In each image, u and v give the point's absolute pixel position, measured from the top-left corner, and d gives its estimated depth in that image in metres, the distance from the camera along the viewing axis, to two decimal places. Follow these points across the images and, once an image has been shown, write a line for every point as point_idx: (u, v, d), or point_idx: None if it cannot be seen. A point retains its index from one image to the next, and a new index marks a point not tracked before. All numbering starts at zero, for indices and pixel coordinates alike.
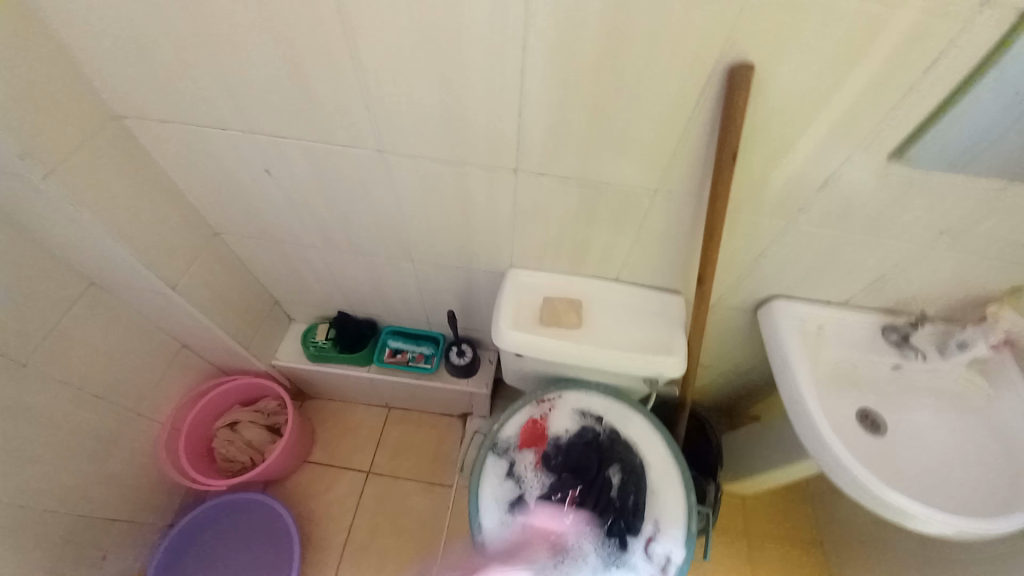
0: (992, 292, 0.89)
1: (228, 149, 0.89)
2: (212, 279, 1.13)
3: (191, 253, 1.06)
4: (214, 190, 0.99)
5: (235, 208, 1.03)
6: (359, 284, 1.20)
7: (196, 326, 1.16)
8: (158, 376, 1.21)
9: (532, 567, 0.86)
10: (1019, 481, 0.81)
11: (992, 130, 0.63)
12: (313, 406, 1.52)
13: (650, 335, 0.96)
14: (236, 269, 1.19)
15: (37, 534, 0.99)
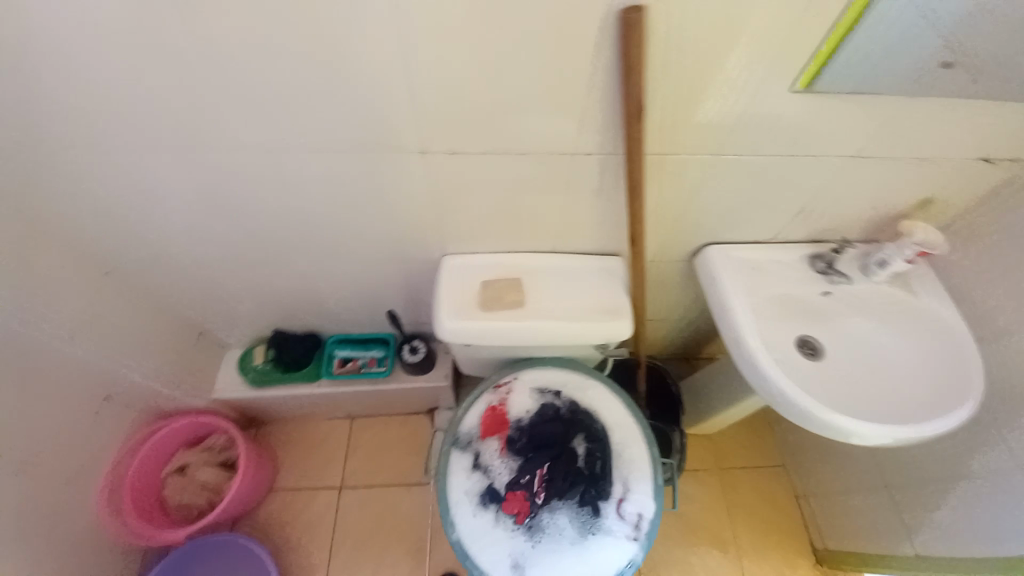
0: (903, 206, 0.93)
1: (102, 169, 0.78)
2: (123, 317, 1.03)
3: (85, 295, 0.94)
4: (97, 220, 0.87)
5: (129, 236, 0.92)
6: (291, 296, 1.12)
7: (120, 370, 1.06)
8: (91, 438, 1.03)
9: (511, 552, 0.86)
10: (949, 380, 0.89)
11: (891, 48, 0.65)
12: (269, 431, 1.44)
13: (593, 300, 0.95)
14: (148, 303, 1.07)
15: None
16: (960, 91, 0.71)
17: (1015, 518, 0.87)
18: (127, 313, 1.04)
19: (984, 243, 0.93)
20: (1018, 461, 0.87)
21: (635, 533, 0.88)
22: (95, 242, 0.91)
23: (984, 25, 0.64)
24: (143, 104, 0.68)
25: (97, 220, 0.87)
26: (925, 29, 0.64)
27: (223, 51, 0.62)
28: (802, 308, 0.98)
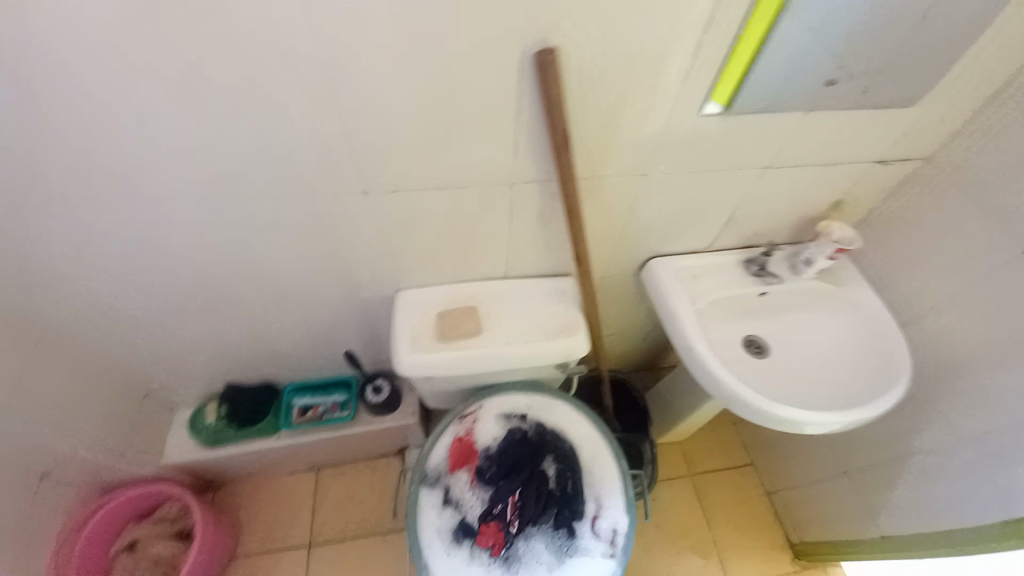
0: (818, 209, 1.02)
1: (25, 232, 0.74)
2: (58, 389, 0.95)
3: (28, 369, 0.88)
4: (33, 291, 0.83)
5: (59, 303, 0.87)
6: (242, 347, 1.08)
7: (55, 446, 0.97)
8: (30, 522, 0.94)
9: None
10: (882, 362, 0.96)
11: (797, 68, 0.72)
12: (228, 492, 1.35)
13: (548, 321, 0.97)
14: (90, 370, 1.02)
15: None
16: (848, 105, 0.80)
17: (965, 486, 0.93)
18: (63, 385, 0.96)
19: (891, 236, 1.02)
20: (955, 432, 0.94)
21: (612, 550, 0.87)
22: (23, 313, 0.85)
23: (873, 42, 0.71)
24: (70, 162, 0.67)
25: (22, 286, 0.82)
26: (825, 54, 0.71)
27: (153, 105, 0.62)
28: (743, 309, 1.06)
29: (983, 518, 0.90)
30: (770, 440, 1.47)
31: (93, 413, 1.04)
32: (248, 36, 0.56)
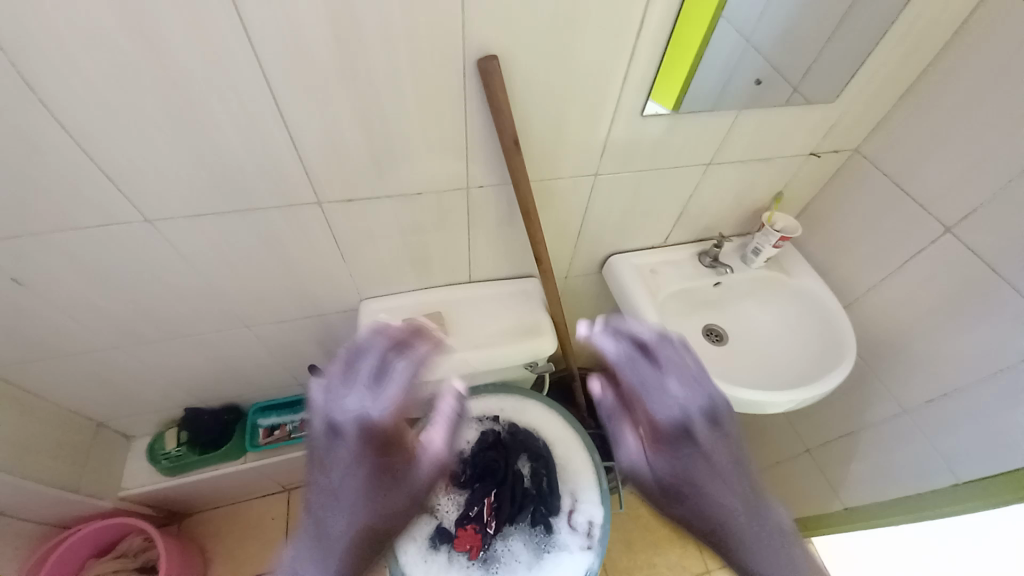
0: (761, 201, 1.08)
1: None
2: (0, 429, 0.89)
3: None
4: None
5: None
6: (200, 369, 1.05)
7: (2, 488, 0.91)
8: None
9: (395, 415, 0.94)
10: (828, 342, 1.02)
11: (726, 74, 0.83)
12: (196, 520, 1.31)
13: (514, 322, 0.99)
14: (34, 404, 0.96)
15: None
16: (780, 103, 0.87)
17: (916, 451, 0.99)
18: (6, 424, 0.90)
19: (828, 223, 1.09)
20: (900, 403, 1.01)
21: (589, 542, 0.87)
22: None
23: (779, 53, 0.87)
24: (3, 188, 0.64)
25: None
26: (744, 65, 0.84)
27: (91, 125, 0.60)
28: (700, 299, 1.11)
29: (932, 483, 0.98)
30: None
31: (40, 448, 0.97)
32: (190, 51, 0.56)
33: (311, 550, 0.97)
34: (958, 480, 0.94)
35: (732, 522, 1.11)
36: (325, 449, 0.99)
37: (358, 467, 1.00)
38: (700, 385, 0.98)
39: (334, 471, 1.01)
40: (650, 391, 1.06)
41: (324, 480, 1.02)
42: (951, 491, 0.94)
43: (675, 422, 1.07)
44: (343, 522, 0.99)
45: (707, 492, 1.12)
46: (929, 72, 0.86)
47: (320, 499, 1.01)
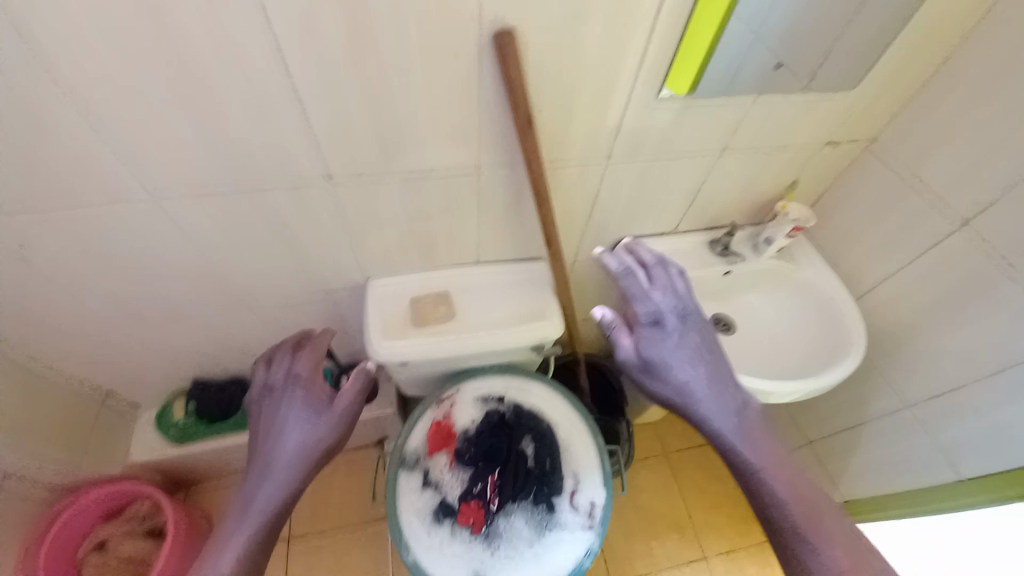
0: (774, 192, 1.06)
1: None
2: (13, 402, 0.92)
3: None
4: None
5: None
6: (205, 345, 1.06)
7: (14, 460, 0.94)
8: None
9: (309, 373, 0.85)
10: (833, 334, 1.02)
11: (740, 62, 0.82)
12: (205, 491, 1.34)
13: (520, 306, 0.99)
14: (39, 380, 0.96)
15: None
16: (796, 93, 0.85)
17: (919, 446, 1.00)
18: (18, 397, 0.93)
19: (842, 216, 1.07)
20: (906, 399, 1.01)
21: (590, 522, 0.88)
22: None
23: (797, 39, 0.85)
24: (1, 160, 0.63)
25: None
26: (761, 50, 0.82)
27: (97, 98, 0.59)
28: (707, 289, 1.11)
29: (931, 479, 0.99)
30: None
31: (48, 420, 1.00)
32: (195, 24, 0.54)
33: (252, 500, 0.76)
34: (956, 475, 0.94)
35: (734, 450, 0.75)
36: (268, 379, 0.84)
37: (297, 378, 0.84)
38: (678, 294, 0.85)
39: (276, 398, 0.83)
40: (620, 325, 0.83)
41: (270, 422, 0.81)
42: (953, 486, 0.95)
43: (652, 321, 0.83)
44: (293, 441, 0.79)
45: (690, 407, 0.79)
46: (949, 62, 0.83)
47: (262, 434, 0.81)
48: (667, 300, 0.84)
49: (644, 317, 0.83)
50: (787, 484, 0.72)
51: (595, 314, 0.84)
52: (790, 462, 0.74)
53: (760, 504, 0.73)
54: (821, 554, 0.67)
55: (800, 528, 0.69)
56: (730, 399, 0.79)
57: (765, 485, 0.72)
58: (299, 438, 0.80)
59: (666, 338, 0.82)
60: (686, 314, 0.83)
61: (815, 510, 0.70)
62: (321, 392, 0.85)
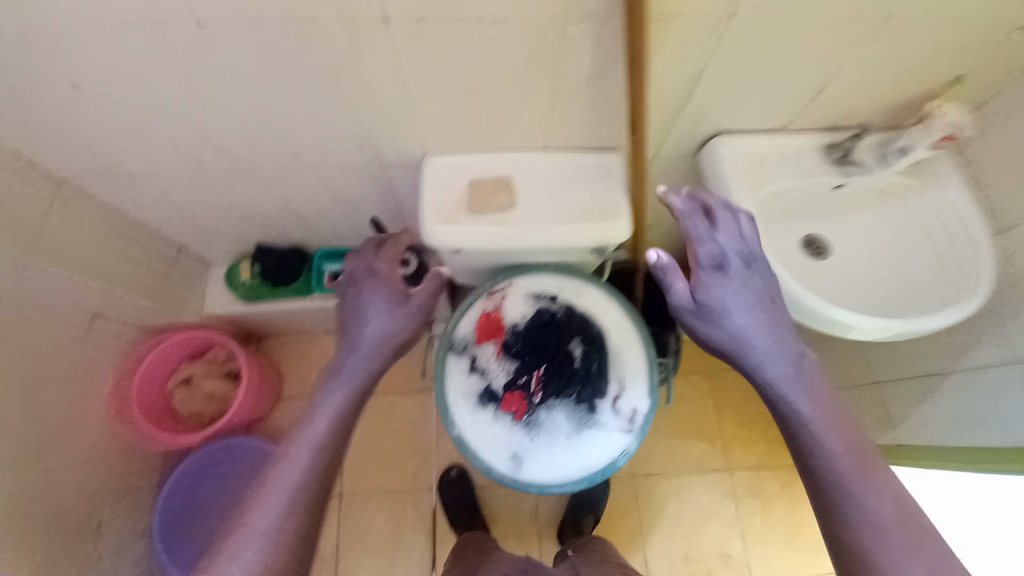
0: (931, 86, 0.84)
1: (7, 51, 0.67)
2: (55, 240, 0.92)
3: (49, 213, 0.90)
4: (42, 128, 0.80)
5: (73, 147, 0.85)
6: (267, 207, 1.07)
7: (69, 303, 0.97)
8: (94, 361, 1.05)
9: (391, 268, 0.87)
10: (952, 273, 0.87)
11: None
12: (273, 345, 1.47)
13: (588, 201, 0.89)
14: (118, 226, 1.04)
15: (40, 531, 0.91)
16: None
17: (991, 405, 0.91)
18: (59, 235, 0.93)
19: (1014, 128, 0.84)
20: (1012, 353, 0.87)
21: (630, 427, 0.88)
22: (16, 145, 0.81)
23: None
24: None
25: (20, 118, 0.77)
26: None
27: None
28: (806, 203, 0.96)
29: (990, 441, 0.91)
30: None
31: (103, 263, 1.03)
32: None
33: (339, 370, 0.76)
34: None
35: (784, 402, 0.66)
36: (353, 271, 0.87)
37: (377, 271, 0.85)
38: (742, 236, 0.76)
39: (358, 288, 0.84)
40: (676, 269, 0.75)
41: (353, 307, 0.83)
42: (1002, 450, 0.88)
43: (713, 264, 0.74)
44: (374, 328, 0.80)
45: (739, 351, 0.71)
46: None
47: (347, 318, 0.82)
48: (729, 238, 0.75)
49: (703, 261, 0.74)
50: (838, 437, 0.61)
51: (648, 256, 0.75)
52: (842, 417, 0.64)
53: (804, 460, 0.62)
54: (874, 516, 0.56)
55: (848, 483, 0.58)
56: (782, 348, 0.70)
57: (814, 436, 0.62)
58: (380, 325, 0.80)
59: (727, 282, 0.73)
60: (747, 260, 0.75)
61: (872, 469, 0.59)
62: (397, 284, 0.84)
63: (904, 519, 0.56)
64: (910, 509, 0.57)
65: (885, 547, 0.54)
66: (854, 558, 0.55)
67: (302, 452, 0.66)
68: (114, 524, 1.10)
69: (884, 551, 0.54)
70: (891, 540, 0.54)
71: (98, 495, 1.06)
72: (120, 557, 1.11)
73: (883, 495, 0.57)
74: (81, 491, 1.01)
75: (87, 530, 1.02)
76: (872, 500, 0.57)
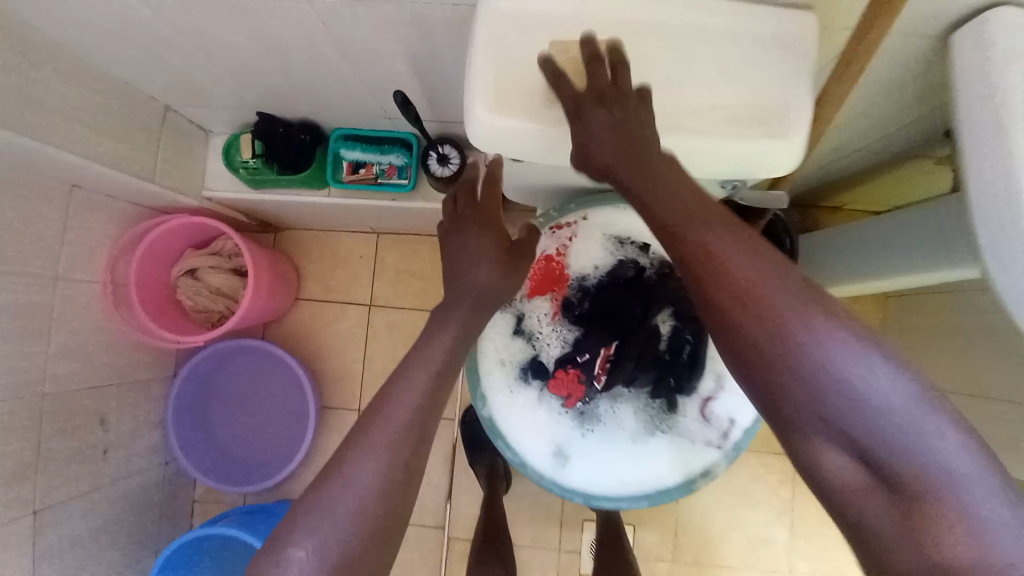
0: None
1: None
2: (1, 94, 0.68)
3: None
4: None
5: None
6: (263, 66, 0.78)
7: (12, 174, 0.79)
8: (68, 246, 0.91)
9: (495, 212, 0.65)
10: None
11: None
12: (292, 239, 1.28)
13: (750, 98, 0.54)
14: (87, 81, 0.81)
15: (24, 422, 0.86)
16: None
17: None
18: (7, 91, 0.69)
19: None
20: None
21: (721, 442, 0.66)
22: None
23: None
24: None
25: None
26: None
27: None
28: None
29: None
30: None
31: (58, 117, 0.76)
32: None
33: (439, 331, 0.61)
34: None
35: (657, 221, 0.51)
36: (457, 215, 0.66)
37: (481, 216, 0.65)
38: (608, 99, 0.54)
39: (458, 235, 0.64)
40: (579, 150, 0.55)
41: (457, 262, 0.64)
42: None
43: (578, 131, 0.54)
44: (477, 285, 0.63)
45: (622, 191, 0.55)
46: None
47: (453, 275, 0.64)
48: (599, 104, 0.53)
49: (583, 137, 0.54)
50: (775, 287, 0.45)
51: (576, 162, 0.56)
52: (758, 248, 0.48)
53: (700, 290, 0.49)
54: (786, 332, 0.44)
55: (810, 344, 0.43)
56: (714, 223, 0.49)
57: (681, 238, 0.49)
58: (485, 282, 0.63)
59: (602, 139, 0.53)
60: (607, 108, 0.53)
61: (817, 299, 0.44)
62: (498, 236, 0.65)
63: (863, 338, 0.42)
64: (862, 330, 0.44)
65: (878, 400, 0.40)
66: (857, 434, 0.41)
67: (403, 414, 0.54)
68: (116, 413, 1.06)
69: (879, 405, 0.40)
70: (889, 391, 0.40)
71: (99, 389, 1.01)
72: (132, 445, 1.10)
73: (841, 329, 0.43)
74: (77, 387, 0.96)
75: (87, 423, 0.99)
76: (837, 349, 0.42)
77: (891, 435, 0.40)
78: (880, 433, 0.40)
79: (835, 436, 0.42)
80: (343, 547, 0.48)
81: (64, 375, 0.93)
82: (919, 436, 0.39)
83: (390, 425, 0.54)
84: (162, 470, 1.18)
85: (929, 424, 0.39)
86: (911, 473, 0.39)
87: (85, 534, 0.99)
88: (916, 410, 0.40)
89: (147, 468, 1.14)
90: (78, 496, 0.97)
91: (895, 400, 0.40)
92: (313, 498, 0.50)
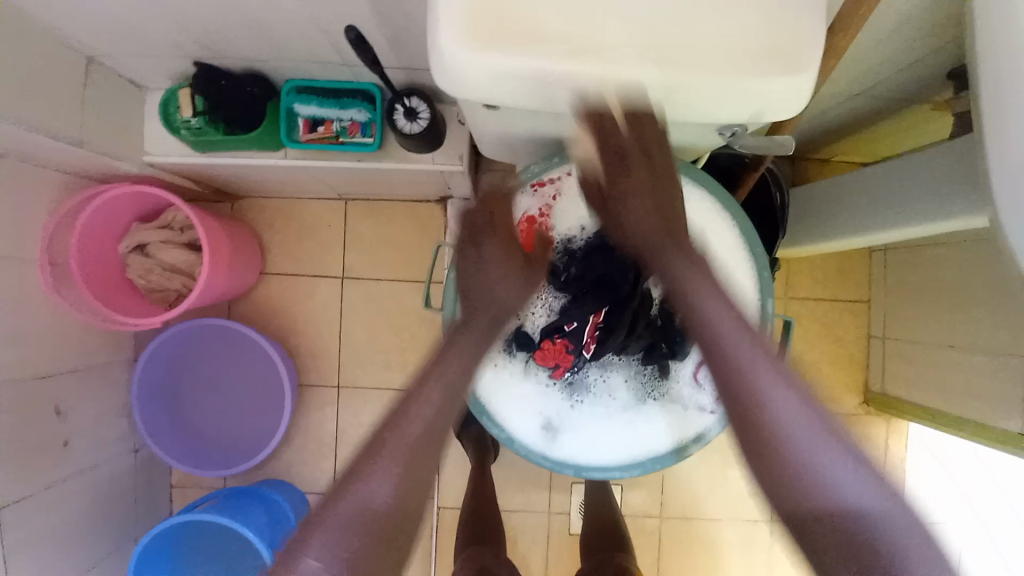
0: None
1: None
2: None
3: None
4: None
5: None
6: (199, 6, 0.67)
7: None
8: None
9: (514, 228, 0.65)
10: None
11: None
12: (252, 207, 1.18)
13: (759, 28, 0.48)
14: None
15: None
16: None
17: None
18: None
19: None
20: None
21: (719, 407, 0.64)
22: None
23: None
24: None
25: None
26: None
27: None
28: None
29: None
30: (913, 276, 1.07)
31: None
32: None
33: (458, 338, 0.61)
34: None
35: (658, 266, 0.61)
36: (475, 229, 0.65)
37: (500, 226, 0.64)
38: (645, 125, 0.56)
39: (477, 251, 0.64)
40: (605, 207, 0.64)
41: (476, 278, 0.63)
42: None
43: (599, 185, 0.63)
44: (493, 295, 0.62)
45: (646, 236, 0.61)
46: None
47: (481, 293, 0.63)
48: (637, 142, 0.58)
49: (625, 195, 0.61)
50: (769, 372, 0.55)
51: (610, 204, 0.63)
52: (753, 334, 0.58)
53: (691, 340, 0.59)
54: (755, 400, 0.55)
55: (760, 395, 0.55)
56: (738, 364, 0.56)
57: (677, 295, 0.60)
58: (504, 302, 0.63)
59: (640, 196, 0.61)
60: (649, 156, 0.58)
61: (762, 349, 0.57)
62: (515, 249, 0.64)
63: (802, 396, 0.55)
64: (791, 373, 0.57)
65: (804, 434, 0.53)
66: (806, 471, 0.52)
67: (415, 432, 0.55)
68: (75, 403, 0.99)
69: (812, 443, 0.52)
70: (818, 433, 0.53)
71: (51, 377, 0.93)
72: (96, 434, 1.04)
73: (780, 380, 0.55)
74: (27, 377, 0.88)
75: (44, 415, 0.92)
76: (778, 398, 0.54)
77: (827, 466, 0.51)
78: (819, 464, 0.52)
79: (794, 476, 0.52)
80: (351, 549, 0.50)
81: (10, 366, 0.85)
82: (857, 484, 0.50)
83: (419, 421, 0.56)
84: (133, 457, 1.13)
85: (845, 453, 0.52)
86: (851, 498, 0.50)
87: (55, 528, 0.94)
88: (835, 443, 0.52)
89: (116, 457, 1.08)
90: (44, 489, 0.92)
91: (829, 445, 0.52)
92: (325, 515, 0.51)
